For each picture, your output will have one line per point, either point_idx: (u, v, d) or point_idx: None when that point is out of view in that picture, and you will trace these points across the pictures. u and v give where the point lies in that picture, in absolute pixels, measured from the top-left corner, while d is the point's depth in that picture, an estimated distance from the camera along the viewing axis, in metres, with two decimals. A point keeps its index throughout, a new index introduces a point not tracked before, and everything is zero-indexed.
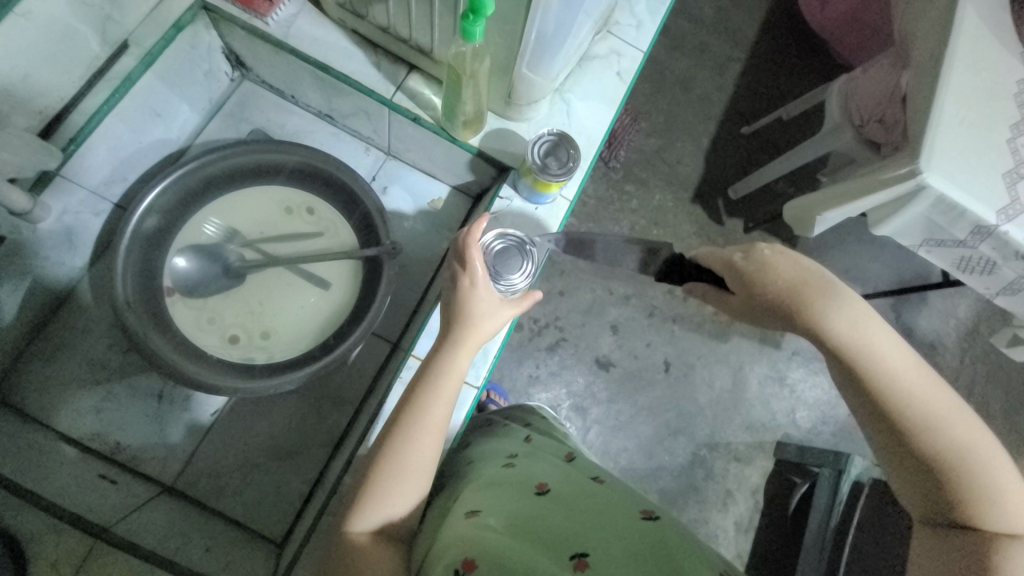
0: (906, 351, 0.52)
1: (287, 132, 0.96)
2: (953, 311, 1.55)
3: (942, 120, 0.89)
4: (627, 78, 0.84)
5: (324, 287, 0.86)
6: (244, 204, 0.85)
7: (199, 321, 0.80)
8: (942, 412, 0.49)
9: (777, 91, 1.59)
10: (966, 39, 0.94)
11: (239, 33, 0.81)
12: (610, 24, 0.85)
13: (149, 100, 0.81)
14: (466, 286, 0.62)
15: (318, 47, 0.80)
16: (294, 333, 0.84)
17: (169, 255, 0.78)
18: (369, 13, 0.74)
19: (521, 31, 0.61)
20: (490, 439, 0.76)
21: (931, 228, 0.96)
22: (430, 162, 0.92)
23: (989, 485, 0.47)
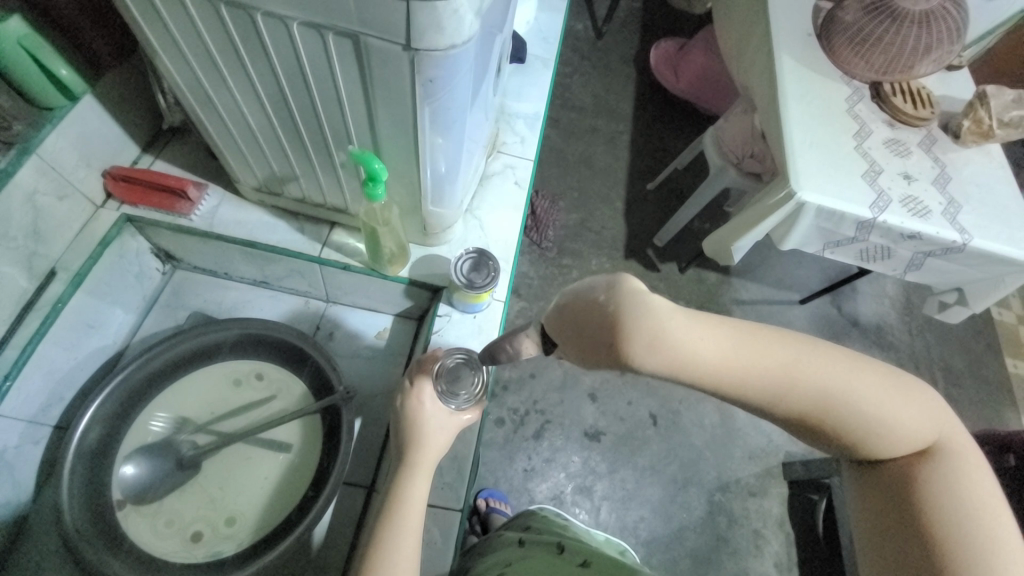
0: (740, 339, 0.37)
1: (225, 307, 0.98)
2: (883, 291, 1.69)
3: (794, 151, 1.04)
4: (525, 183, 0.95)
5: (287, 451, 0.83)
6: (189, 390, 0.83)
7: (157, 527, 0.75)
8: (795, 384, 0.37)
9: (665, 149, 1.82)
10: (788, 84, 1.14)
11: (165, 232, 0.87)
12: (498, 145, 0.98)
13: (82, 315, 0.82)
14: (415, 403, 0.63)
15: (243, 228, 0.87)
16: (262, 511, 0.79)
17: (115, 466, 0.74)
18: (284, 190, 0.83)
19: (418, 178, 0.69)
20: (487, 556, 0.72)
21: (825, 233, 1.08)
22: (369, 299, 0.96)
23: (881, 421, 0.40)
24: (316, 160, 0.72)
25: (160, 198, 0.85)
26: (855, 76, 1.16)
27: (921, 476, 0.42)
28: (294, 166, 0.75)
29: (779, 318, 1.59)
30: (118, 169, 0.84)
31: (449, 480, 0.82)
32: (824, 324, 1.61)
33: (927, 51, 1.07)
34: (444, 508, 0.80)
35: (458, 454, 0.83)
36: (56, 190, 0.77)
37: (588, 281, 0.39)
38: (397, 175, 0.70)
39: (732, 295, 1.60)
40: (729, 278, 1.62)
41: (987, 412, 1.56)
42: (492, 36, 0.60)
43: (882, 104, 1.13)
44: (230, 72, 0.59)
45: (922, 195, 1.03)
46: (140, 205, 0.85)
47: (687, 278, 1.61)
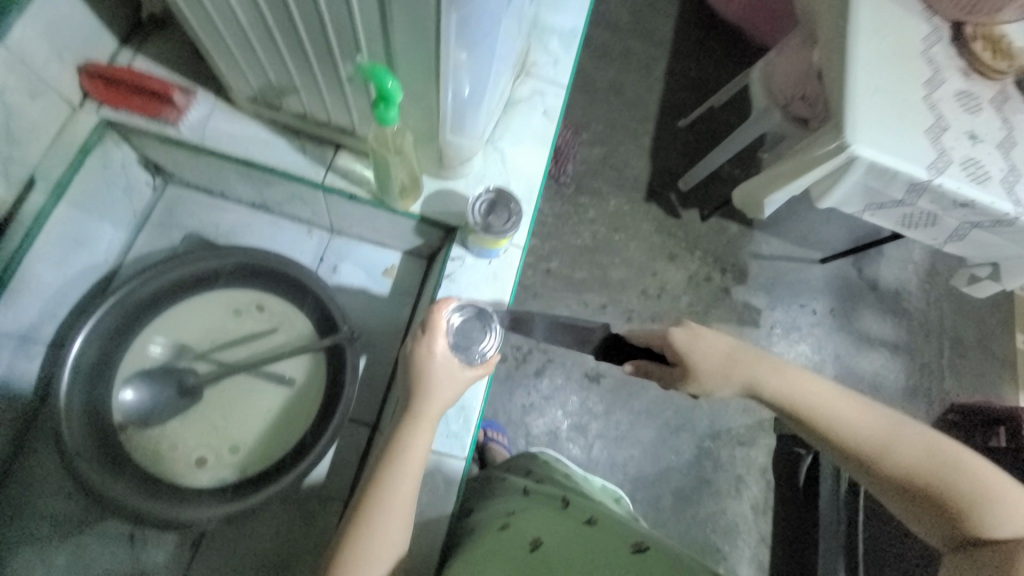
0: (843, 398, 0.61)
1: (222, 230, 0.94)
2: (909, 256, 1.62)
3: (854, 97, 0.93)
4: (555, 114, 0.86)
5: (290, 385, 0.83)
6: (187, 317, 0.82)
7: (160, 449, 0.76)
8: (887, 437, 0.57)
9: (704, 81, 1.65)
10: (861, 15, 0.99)
11: (152, 141, 0.80)
12: (527, 65, 0.87)
13: (69, 231, 0.78)
14: (425, 352, 0.61)
15: (238, 143, 0.79)
16: (263, 438, 0.81)
17: (114, 389, 0.75)
18: (283, 103, 0.75)
19: (436, 102, 0.61)
20: (490, 502, 0.75)
21: (870, 193, 1.00)
22: (377, 232, 0.91)
23: (977, 498, 0.53)
24: (318, 70, 0.63)
25: (143, 101, 0.77)
26: (937, 12, 1.01)
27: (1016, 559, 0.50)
28: (293, 75, 0.66)
29: (797, 276, 1.54)
30: (95, 65, 0.75)
31: (456, 429, 0.82)
32: (841, 285, 1.56)
33: None
34: (447, 455, 0.81)
35: (466, 403, 0.83)
36: (27, 88, 0.68)
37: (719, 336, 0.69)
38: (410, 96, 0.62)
39: (752, 248, 1.54)
40: (751, 230, 1.55)
41: (987, 384, 1.56)
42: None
43: (961, 49, 1.00)
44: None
45: (984, 159, 0.93)
46: (122, 108, 0.77)
47: (708, 228, 1.53)
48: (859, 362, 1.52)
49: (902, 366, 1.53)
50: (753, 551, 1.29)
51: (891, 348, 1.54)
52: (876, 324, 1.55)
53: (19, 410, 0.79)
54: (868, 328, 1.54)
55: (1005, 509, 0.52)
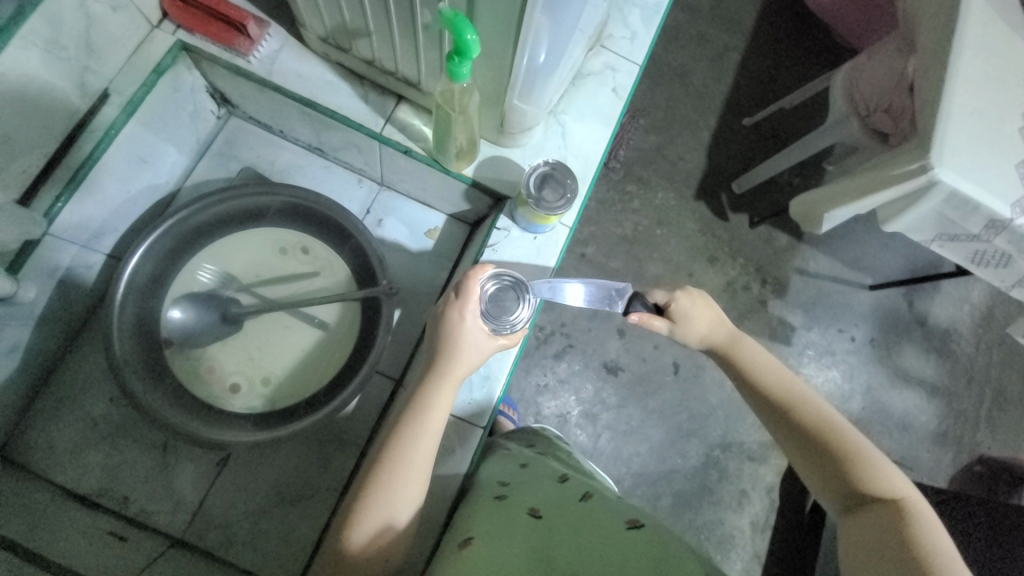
0: (767, 363, 0.71)
1: (277, 168, 0.95)
2: (967, 297, 1.52)
3: (950, 115, 0.85)
4: (623, 93, 0.82)
5: (323, 329, 0.87)
6: (236, 249, 0.85)
7: (200, 369, 0.81)
8: (804, 401, 0.67)
9: (779, 80, 1.55)
10: (974, 27, 0.90)
11: (221, 71, 0.80)
12: (603, 37, 0.83)
13: (135, 148, 0.80)
14: (456, 316, 0.62)
15: (304, 83, 0.80)
16: (295, 375, 0.84)
17: (164, 307, 0.78)
18: (353, 47, 0.74)
19: (509, 64, 0.60)
20: (490, 462, 0.80)
21: (943, 224, 0.93)
22: (424, 191, 0.91)
23: (878, 477, 0.60)
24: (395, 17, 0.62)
25: (217, 29, 0.78)
26: None
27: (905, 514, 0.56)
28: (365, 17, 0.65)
29: (841, 299, 1.47)
30: None
31: (477, 396, 0.83)
32: (887, 315, 1.49)
33: None
34: (467, 419, 0.82)
35: (491, 372, 0.84)
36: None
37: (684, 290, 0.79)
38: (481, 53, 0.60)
39: (798, 263, 1.47)
40: (801, 244, 1.48)
41: None
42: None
43: None
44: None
45: None
46: (198, 34, 0.79)
47: (755, 236, 1.47)
48: (890, 398, 1.45)
49: (937, 409, 1.46)
50: (745, 565, 1.28)
51: (928, 388, 1.47)
52: (917, 362, 1.47)
53: (75, 311, 0.84)
54: (907, 364, 1.47)
55: (886, 471, 0.60)
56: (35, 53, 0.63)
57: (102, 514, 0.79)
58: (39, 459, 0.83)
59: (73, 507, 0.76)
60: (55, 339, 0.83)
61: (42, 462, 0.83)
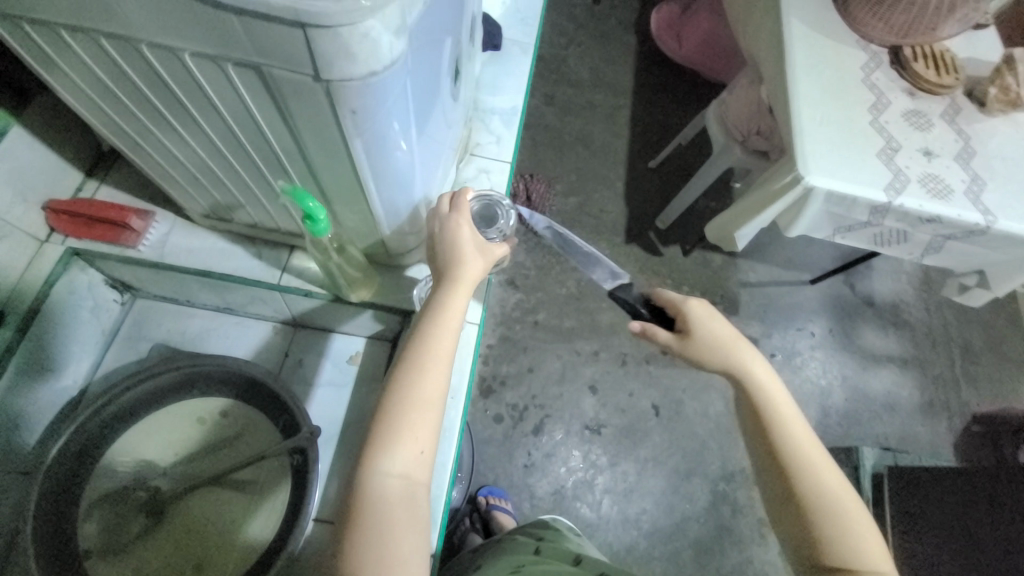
0: (791, 407, 0.63)
1: (189, 336, 0.95)
2: (901, 267, 1.60)
3: (801, 129, 0.96)
4: (501, 190, 0.89)
5: (251, 493, 0.83)
6: (151, 432, 0.83)
7: (123, 574, 0.76)
8: (818, 461, 0.59)
9: (668, 123, 1.72)
10: (798, 53, 1.04)
11: (116, 264, 0.85)
12: (471, 147, 0.92)
13: (36, 360, 0.82)
14: (454, 228, 0.68)
15: (196, 256, 0.87)
16: (230, 552, 0.80)
17: (80, 514, 0.77)
18: (234, 216, 0.83)
19: (365, 206, 0.67)
20: (500, 556, 0.82)
21: (836, 218, 1.00)
22: (338, 322, 0.93)
23: (859, 551, 0.55)
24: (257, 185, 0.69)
25: (103, 229, 0.85)
26: (872, 40, 1.06)
27: None
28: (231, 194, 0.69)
29: (789, 300, 1.53)
30: (58, 202, 0.83)
31: None
32: (836, 303, 1.55)
33: (952, 10, 0.96)
34: None
35: (431, 497, 0.88)
36: None
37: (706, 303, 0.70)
38: (339, 190, 0.64)
39: (739, 277, 1.54)
40: (735, 259, 1.55)
41: (1009, 389, 1.49)
42: (437, 38, 0.54)
43: (902, 71, 1.03)
44: (156, 96, 0.53)
45: (944, 173, 0.95)
46: (86, 238, 0.85)
47: (691, 262, 1.54)
48: (868, 382, 1.47)
49: (915, 381, 1.48)
50: None
51: (899, 363, 1.50)
52: (879, 340, 1.51)
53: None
54: (871, 345, 1.50)
55: (871, 550, 0.55)
56: None
57: None
58: None
59: None
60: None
61: None
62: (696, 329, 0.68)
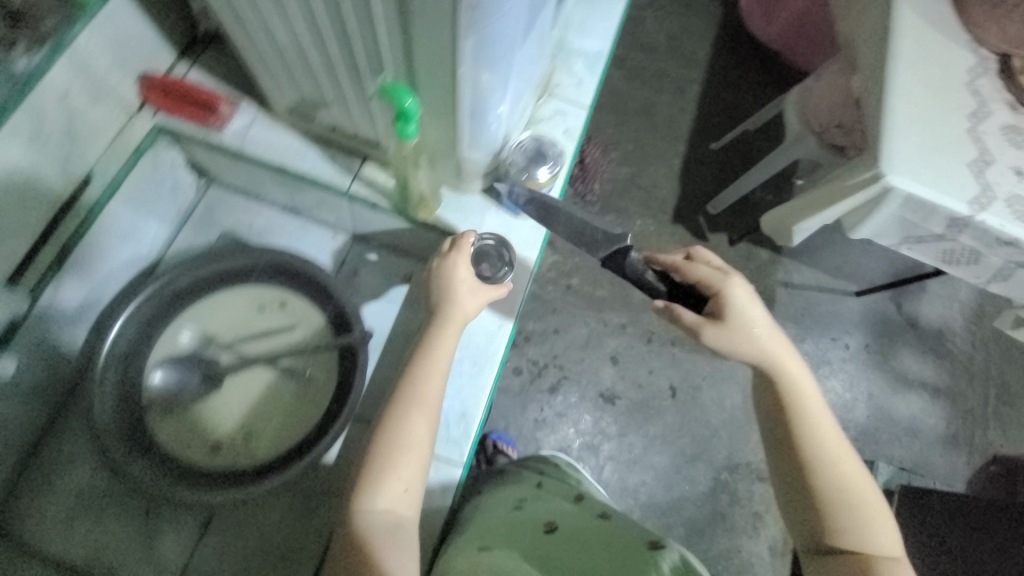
0: (818, 402, 0.66)
1: (254, 231, 1.00)
2: (954, 294, 1.53)
3: (893, 125, 0.90)
4: (574, 133, 0.89)
5: (302, 381, 0.87)
6: (215, 310, 0.88)
7: (181, 429, 0.82)
8: (836, 452, 0.63)
9: (738, 106, 1.64)
10: (905, 43, 0.96)
11: (198, 148, 0.88)
12: (551, 86, 0.91)
13: (117, 224, 0.86)
14: (451, 266, 0.74)
15: (274, 150, 0.88)
16: (276, 430, 0.85)
17: (146, 372, 0.82)
18: (316, 116, 0.83)
19: (454, 116, 0.66)
20: (507, 485, 0.88)
21: (907, 226, 0.96)
22: (399, 239, 0.94)
23: (868, 534, 0.59)
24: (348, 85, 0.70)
25: (192, 110, 0.87)
26: (984, 43, 0.97)
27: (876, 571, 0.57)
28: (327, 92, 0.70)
29: (830, 308, 1.48)
30: (154, 77, 0.85)
31: (456, 434, 0.87)
32: (877, 320, 1.49)
33: None
34: (446, 459, 0.86)
35: (467, 411, 0.88)
36: (90, 92, 0.77)
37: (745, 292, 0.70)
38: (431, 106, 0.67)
39: (782, 276, 1.49)
40: (782, 258, 1.51)
41: None
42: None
43: (1008, 83, 0.95)
44: None
45: None
46: (174, 115, 0.87)
47: (736, 253, 1.50)
48: (894, 404, 1.43)
49: (943, 412, 1.44)
50: None
51: (930, 391, 1.45)
52: (915, 364, 1.47)
53: (61, 380, 0.86)
54: (906, 368, 1.46)
55: (879, 534, 0.59)
56: (18, 147, 0.69)
57: None
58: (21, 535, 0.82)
59: None
60: (39, 414, 0.84)
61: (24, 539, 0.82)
62: (732, 317, 0.68)
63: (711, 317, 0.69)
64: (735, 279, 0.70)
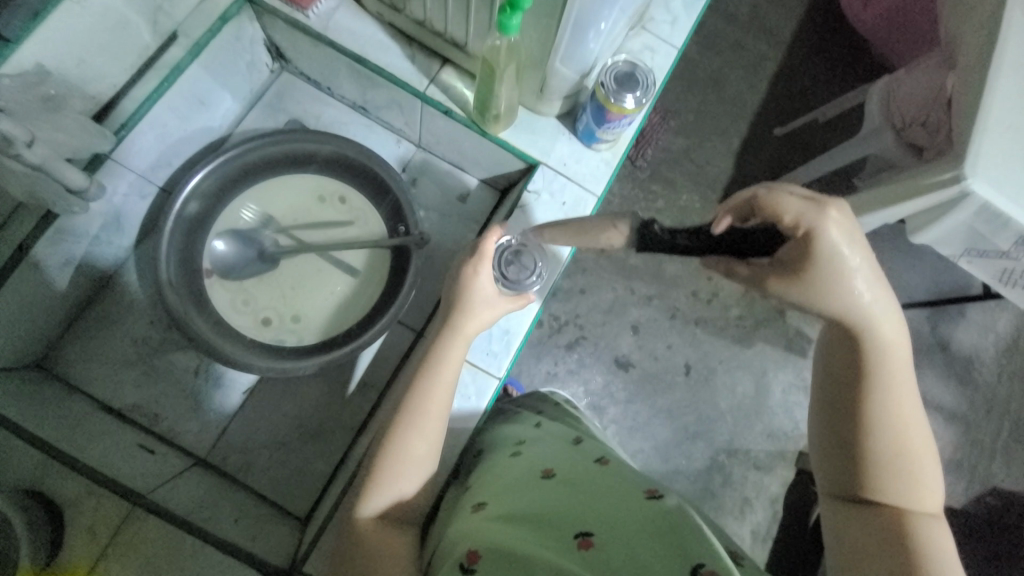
0: (896, 350, 0.56)
1: (321, 123, 1.00)
2: (992, 325, 1.48)
3: (985, 128, 0.84)
4: (661, 73, 0.86)
5: (352, 275, 0.90)
6: (278, 192, 0.89)
7: (236, 301, 0.85)
8: (901, 406, 0.55)
9: (811, 93, 1.55)
10: (1014, 42, 0.89)
11: (281, 25, 0.86)
12: (645, 20, 0.86)
13: (195, 90, 0.86)
14: (471, 271, 0.72)
15: (355, 40, 0.87)
16: (324, 316, 0.89)
17: (209, 239, 0.84)
18: (406, 8, 0.81)
19: (555, 28, 0.69)
20: (506, 425, 0.90)
21: (972, 238, 0.92)
22: (460, 155, 0.97)
23: (916, 491, 0.54)
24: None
25: None
26: None
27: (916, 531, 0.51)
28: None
29: None
30: None
31: (496, 348, 0.89)
32: (907, 336, 1.46)
33: None
34: (484, 369, 0.89)
35: (510, 329, 0.90)
36: None
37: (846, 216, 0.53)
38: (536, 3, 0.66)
39: None
40: None
41: None
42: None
43: None
44: None
45: None
46: None
47: None
48: None
49: (953, 437, 1.43)
50: None
51: (946, 415, 1.43)
52: (936, 387, 1.44)
53: (125, 235, 0.89)
54: (925, 389, 1.44)
55: (923, 493, 0.54)
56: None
57: (133, 428, 0.84)
58: (81, 371, 0.88)
59: (106, 425, 0.80)
60: (103, 261, 0.88)
61: (82, 375, 0.88)
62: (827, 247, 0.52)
63: (785, 269, 0.54)
64: (838, 205, 0.52)
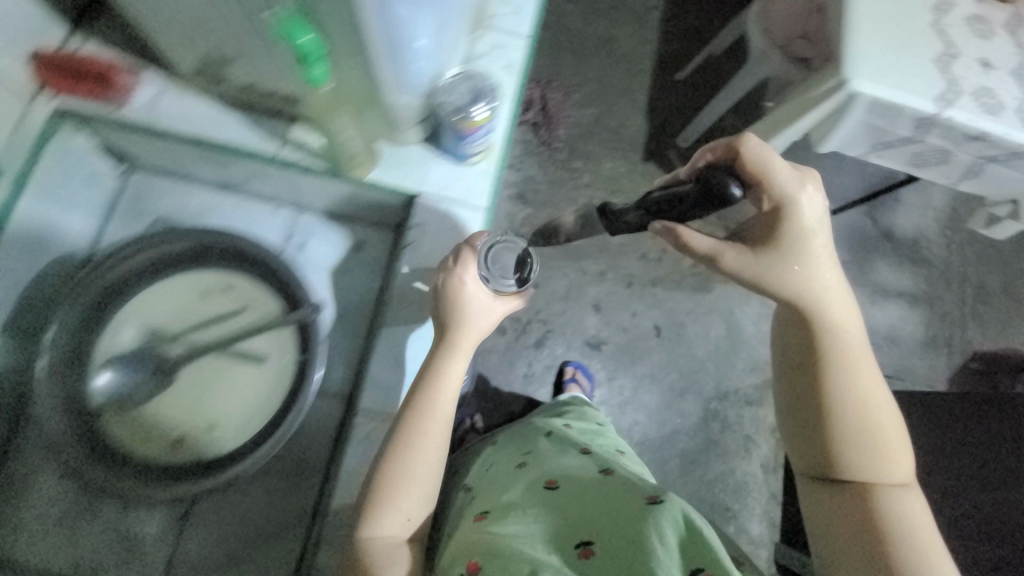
0: (856, 328, 0.62)
1: (189, 214, 0.99)
2: (927, 202, 1.53)
3: (856, 27, 0.85)
4: (516, 67, 0.88)
5: (261, 364, 0.89)
6: (157, 302, 0.88)
7: (140, 432, 0.83)
8: (862, 379, 0.60)
9: (701, 29, 1.56)
10: None
11: (104, 128, 0.85)
12: (487, 18, 0.89)
13: (31, 224, 0.81)
14: (457, 282, 0.73)
15: (190, 121, 0.85)
16: (238, 415, 0.87)
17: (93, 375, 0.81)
18: (227, 74, 0.80)
19: (368, 55, 0.63)
20: (511, 439, 0.87)
21: (875, 132, 0.93)
22: (339, 205, 0.96)
23: (884, 461, 0.58)
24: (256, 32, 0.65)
25: (87, 87, 0.82)
26: None
27: (878, 497, 0.56)
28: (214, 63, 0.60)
29: None
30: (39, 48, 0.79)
31: None
32: (854, 236, 1.50)
33: None
34: None
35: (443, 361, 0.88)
36: None
37: (806, 194, 0.62)
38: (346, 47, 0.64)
39: None
40: None
41: (1016, 331, 1.48)
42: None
43: None
44: None
45: (999, 86, 0.86)
46: (67, 94, 0.81)
47: None
48: (874, 316, 1.46)
49: (921, 317, 1.47)
50: (765, 509, 1.27)
51: (908, 299, 1.48)
52: (892, 275, 1.48)
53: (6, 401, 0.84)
54: (883, 280, 1.48)
55: (892, 463, 0.58)
56: None
57: None
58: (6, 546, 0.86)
59: None
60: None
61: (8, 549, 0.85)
62: (787, 225, 0.62)
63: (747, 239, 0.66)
64: (808, 185, 0.63)
